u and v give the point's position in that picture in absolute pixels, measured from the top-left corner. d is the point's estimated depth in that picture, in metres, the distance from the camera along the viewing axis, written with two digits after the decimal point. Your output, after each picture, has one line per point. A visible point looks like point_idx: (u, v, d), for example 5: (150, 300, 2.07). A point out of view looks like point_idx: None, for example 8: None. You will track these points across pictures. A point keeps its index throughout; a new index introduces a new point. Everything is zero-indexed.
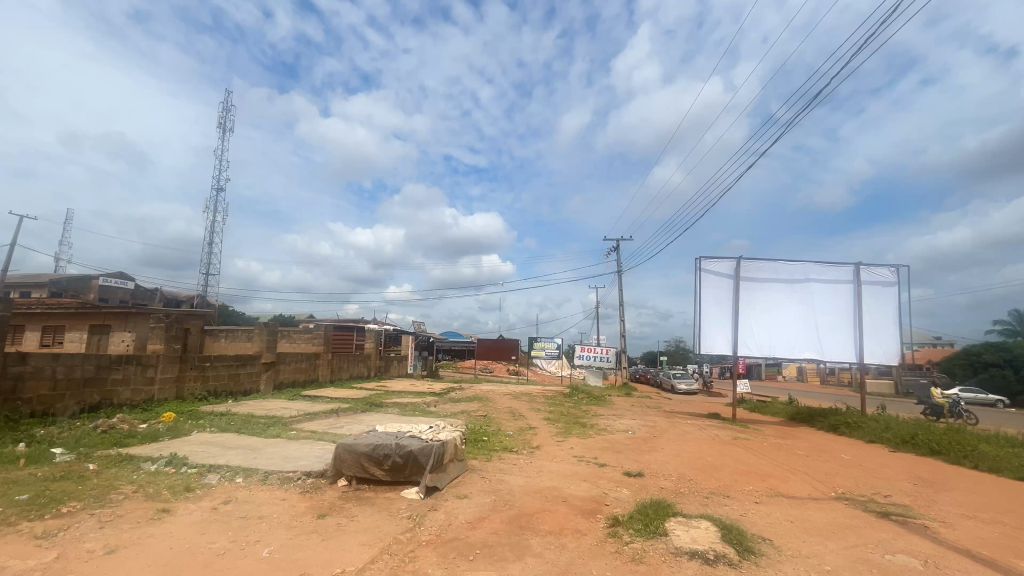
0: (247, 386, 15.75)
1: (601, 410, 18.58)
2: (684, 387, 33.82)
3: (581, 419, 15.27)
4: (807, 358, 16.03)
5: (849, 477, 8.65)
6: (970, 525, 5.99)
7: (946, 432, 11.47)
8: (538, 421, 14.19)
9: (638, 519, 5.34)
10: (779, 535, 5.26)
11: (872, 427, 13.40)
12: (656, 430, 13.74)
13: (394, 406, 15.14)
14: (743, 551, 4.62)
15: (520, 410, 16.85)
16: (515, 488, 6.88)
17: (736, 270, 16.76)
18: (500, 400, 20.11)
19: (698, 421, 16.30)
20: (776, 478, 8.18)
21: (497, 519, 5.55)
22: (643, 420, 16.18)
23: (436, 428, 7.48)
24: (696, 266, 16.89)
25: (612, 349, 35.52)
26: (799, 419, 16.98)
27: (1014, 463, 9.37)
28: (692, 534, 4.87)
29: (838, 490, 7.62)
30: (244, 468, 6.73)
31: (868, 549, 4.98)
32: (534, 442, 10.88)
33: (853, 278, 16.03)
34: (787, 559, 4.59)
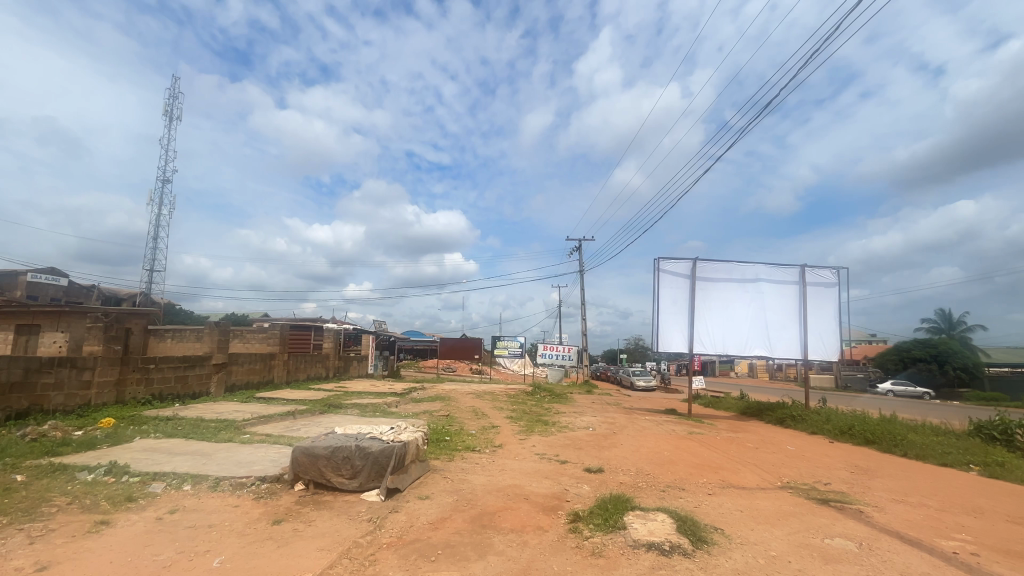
0: (196, 388, 14.99)
1: (563, 408, 18.88)
2: (642, 384, 34.83)
3: (543, 417, 15.45)
4: (757, 355, 16.83)
5: (793, 467, 9.19)
6: (899, 509, 6.49)
7: (879, 422, 12.36)
8: (500, 420, 14.22)
9: (598, 514, 5.48)
10: (729, 525, 5.51)
11: (815, 420, 14.25)
12: (616, 426, 14.09)
13: (353, 408, 14.79)
14: (697, 541, 4.82)
15: (483, 409, 16.82)
16: (477, 487, 6.89)
17: (692, 271, 17.37)
18: (463, 399, 20.09)
19: (655, 417, 16.80)
20: (728, 470, 8.57)
21: (459, 519, 5.54)
22: (603, 417, 16.48)
23: (397, 428, 7.39)
24: (655, 267, 17.39)
25: (574, 347, 36.09)
26: (749, 413, 17.84)
27: (937, 451, 10.21)
28: (649, 526, 5.03)
29: (783, 479, 8.07)
30: (193, 475, 6.42)
31: (810, 534, 5.31)
32: (496, 441, 10.89)
33: (799, 278, 16.96)
34: (737, 546, 4.83)
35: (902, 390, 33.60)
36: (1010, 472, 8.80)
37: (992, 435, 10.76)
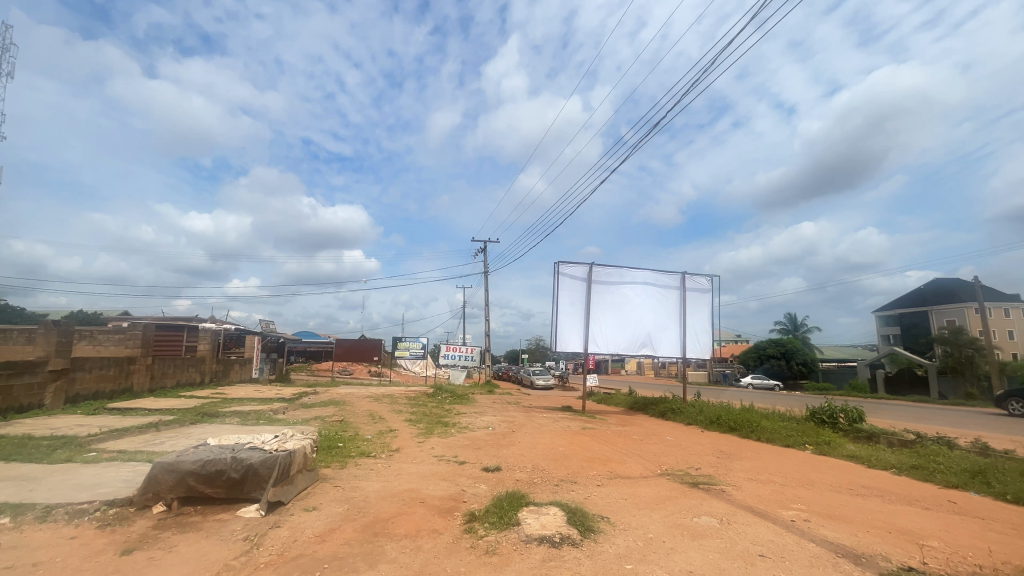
0: (23, 401, 12.48)
1: (463, 409, 18.85)
2: (541, 382, 36.07)
3: (442, 419, 15.27)
4: (644, 354, 18.30)
5: (670, 455, 10.13)
6: (752, 486, 7.49)
7: (740, 412, 14.13)
8: (398, 424, 13.78)
9: (493, 513, 5.56)
10: (614, 513, 5.90)
11: (690, 412, 15.87)
12: (515, 425, 14.41)
13: (232, 416, 13.38)
14: (585, 530, 5.08)
15: (380, 413, 16.15)
16: (371, 494, 6.60)
17: (589, 275, 18.37)
18: (359, 403, 19.15)
19: (552, 414, 17.49)
20: (615, 462, 9.20)
21: (349, 529, 5.26)
22: (503, 416, 16.73)
23: (282, 437, 6.81)
24: (555, 270, 18.11)
25: (477, 348, 36.21)
26: (636, 407, 19.33)
27: (782, 434, 11.94)
28: (541, 520, 5.21)
29: (662, 467, 8.86)
30: (13, 505, 5.32)
31: (681, 515, 5.89)
32: (393, 445, 10.52)
33: (679, 285, 18.78)
34: (620, 533, 5.18)
35: (759, 382, 38.72)
36: (835, 448, 10.56)
37: (822, 418, 12.81)
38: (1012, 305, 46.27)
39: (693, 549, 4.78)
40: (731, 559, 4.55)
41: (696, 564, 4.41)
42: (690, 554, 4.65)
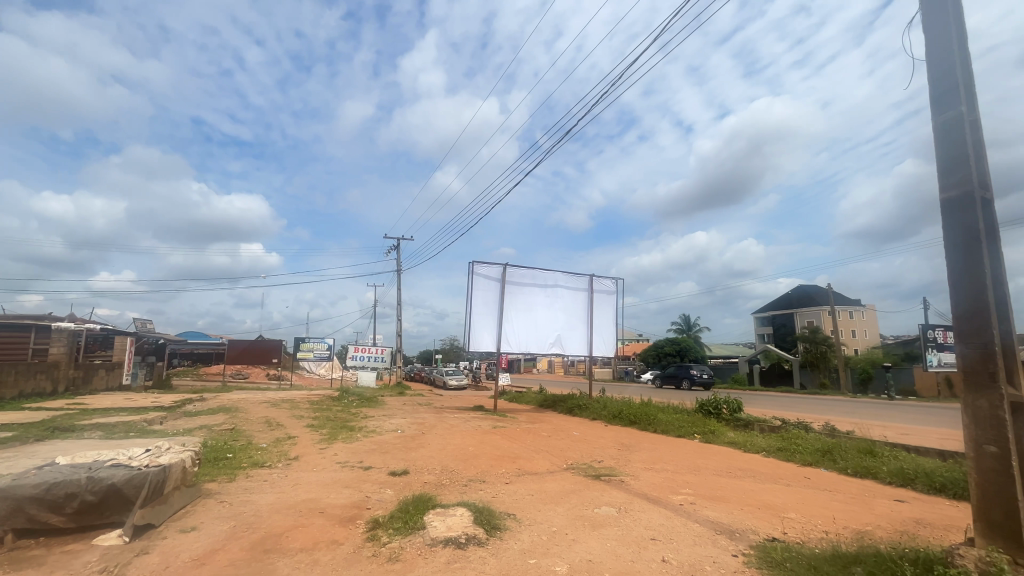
0: None
1: (371, 412, 18.12)
2: (454, 382, 35.86)
3: (348, 423, 14.54)
4: (553, 353, 18.95)
5: (575, 449, 10.57)
6: (648, 474, 8.06)
7: (640, 406, 15.15)
8: (298, 430, 12.86)
9: (398, 518, 5.40)
10: (520, 509, 6.00)
11: (595, 407, 16.70)
12: (425, 426, 14.15)
13: (94, 429, 11.58)
14: (490, 529, 5.11)
15: (278, 419, 14.98)
16: (263, 508, 6.07)
17: (502, 275, 18.58)
18: (254, 409, 17.62)
19: (463, 414, 17.42)
20: (524, 459, 9.39)
21: (236, 547, 4.80)
22: (413, 418, 16.35)
23: (154, 450, 6.02)
24: (469, 269, 18.04)
25: (388, 348, 34.97)
26: (545, 404, 19.95)
27: (675, 425, 13.01)
28: (447, 522, 5.14)
29: (568, 461, 9.22)
30: None
31: (585, 506, 6.15)
32: (291, 453, 9.80)
33: (587, 286, 19.70)
34: (525, 528, 5.27)
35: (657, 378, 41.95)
36: (718, 436, 11.72)
37: (708, 409, 14.16)
38: (855, 309, 54.85)
39: (593, 538, 5.01)
40: (627, 545, 4.84)
41: (595, 553, 4.62)
42: (590, 543, 4.86)
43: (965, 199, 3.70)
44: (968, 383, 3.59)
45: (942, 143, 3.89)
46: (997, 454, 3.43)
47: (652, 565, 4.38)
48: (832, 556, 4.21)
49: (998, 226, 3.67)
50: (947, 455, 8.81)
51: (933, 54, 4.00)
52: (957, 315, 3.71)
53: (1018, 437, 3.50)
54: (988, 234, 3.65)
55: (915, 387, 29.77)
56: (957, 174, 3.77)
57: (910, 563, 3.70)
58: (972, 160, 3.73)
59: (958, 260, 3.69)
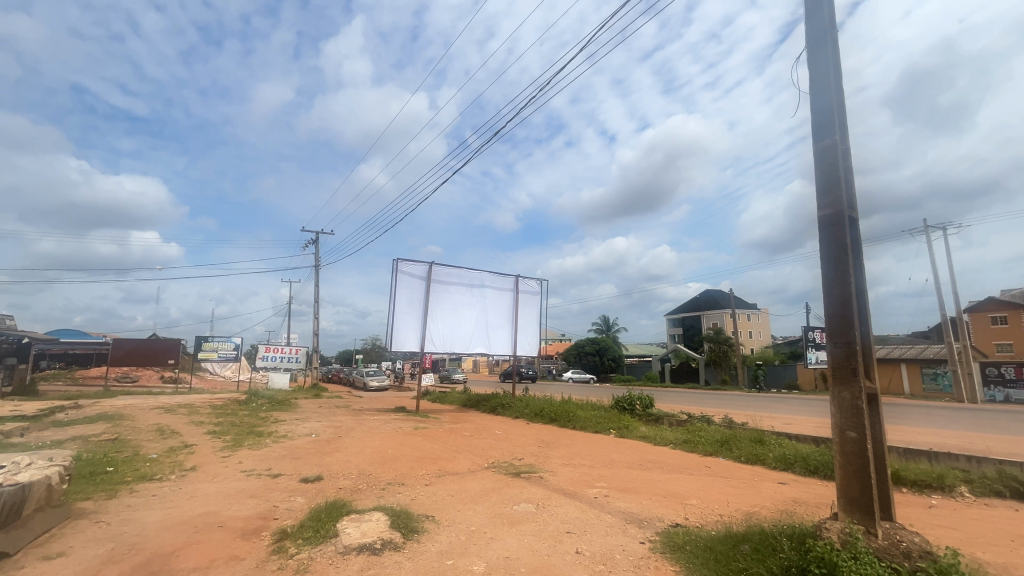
0: None
1: (283, 415, 16.98)
2: (376, 382, 34.67)
3: (255, 428, 13.49)
4: (478, 352, 18.97)
5: (496, 448, 10.67)
6: (565, 470, 8.34)
7: (560, 404, 15.64)
8: (196, 438, 11.71)
9: (309, 527, 5.12)
10: (440, 510, 5.94)
11: (518, 406, 16.97)
12: (342, 430, 13.53)
13: None
14: (408, 532, 5.01)
15: (172, 427, 13.53)
16: (150, 525, 5.46)
17: (428, 274, 18.25)
18: (143, 416, 15.77)
19: (383, 416, 16.88)
20: (445, 459, 9.30)
21: (115, 572, 4.28)
22: (329, 421, 15.57)
23: (10, 467, 5.18)
24: (394, 267, 17.49)
25: (303, 348, 32.94)
26: (468, 404, 19.92)
27: (593, 422, 13.58)
28: (363, 528, 4.95)
29: (489, 460, 9.28)
30: None
31: (504, 504, 6.24)
32: (187, 463, 8.90)
33: (512, 287, 19.95)
34: (443, 530, 5.23)
35: (578, 377, 43.50)
36: (631, 431, 12.40)
37: (623, 405, 14.93)
38: (751, 312, 60.74)
39: (511, 535, 5.08)
40: (543, 539, 4.96)
41: (513, 549, 4.69)
42: (507, 540, 4.93)
43: (836, 218, 4.23)
44: (836, 377, 4.11)
45: (820, 167, 4.41)
46: (857, 438, 3.95)
47: (567, 557, 4.53)
48: (725, 537, 4.61)
49: (860, 242, 4.25)
50: (819, 441, 10.09)
51: (816, 88, 4.53)
52: (828, 318, 4.24)
53: (871, 423, 4.07)
54: (854, 249, 4.20)
55: (798, 382, 33.57)
56: (830, 195, 4.31)
57: (787, 538, 4.16)
58: (841, 183, 4.27)
59: (830, 272, 4.23)
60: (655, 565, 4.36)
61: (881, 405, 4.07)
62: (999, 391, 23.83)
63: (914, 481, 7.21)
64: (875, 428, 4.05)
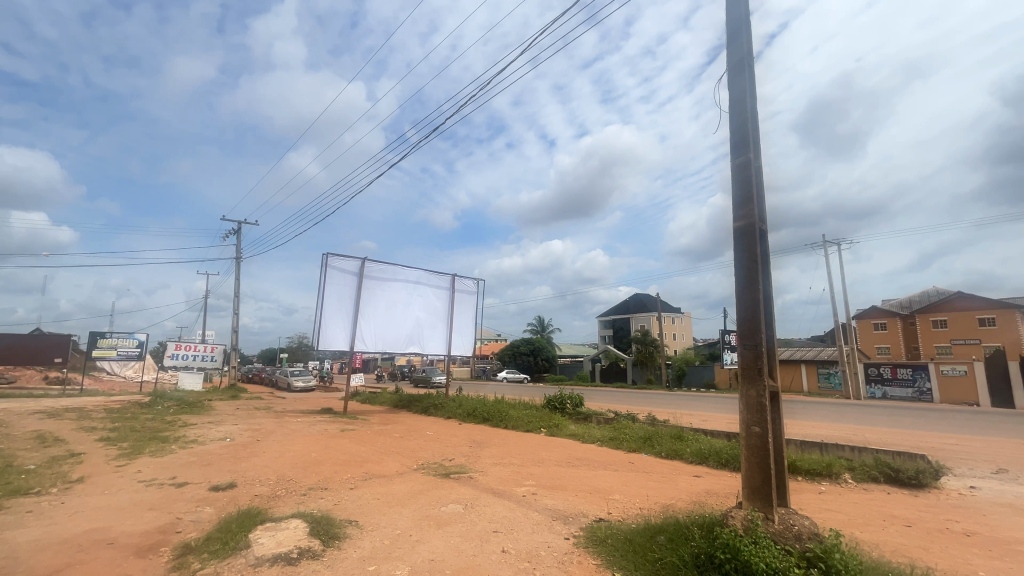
0: None
1: (193, 418, 15.64)
2: (301, 383, 32.92)
3: (159, 433, 12.30)
4: (411, 352, 18.57)
5: (426, 449, 10.51)
6: (496, 469, 8.36)
7: (492, 403, 15.68)
8: (86, 445, 10.47)
9: (216, 539, 4.76)
10: (364, 515, 5.74)
11: (450, 406, 16.82)
12: (260, 433, 12.70)
13: None
14: (328, 539, 4.79)
15: (57, 433, 12.00)
16: (22, 547, 4.80)
17: (360, 270, 17.58)
18: (21, 421, 13.87)
19: (308, 418, 16.04)
20: (372, 462, 9.00)
21: None
22: (246, 424, 14.54)
23: None
24: (323, 262, 16.68)
25: (220, 345, 30.54)
26: (400, 405, 19.46)
27: (525, 421, 13.76)
28: (277, 538, 4.66)
29: (418, 462, 9.10)
30: None
31: (433, 506, 6.14)
32: (74, 474, 7.93)
33: (448, 286, 19.72)
34: (366, 535, 5.05)
35: (512, 376, 43.92)
36: (561, 429, 12.70)
37: (554, 405, 15.26)
38: (675, 315, 64.49)
39: (437, 537, 5.02)
40: (469, 540, 4.94)
41: (439, 552, 4.63)
42: (434, 542, 4.86)
43: (748, 230, 4.58)
44: (744, 376, 4.46)
45: (736, 182, 4.76)
46: (760, 433, 4.31)
47: (493, 556, 4.54)
48: (644, 529, 4.85)
49: (768, 253, 4.63)
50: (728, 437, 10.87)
51: (735, 109, 4.88)
52: (740, 322, 4.58)
53: (772, 419, 4.45)
54: (762, 259, 4.57)
55: (715, 381, 36.12)
56: (745, 208, 4.65)
57: (698, 527, 4.45)
58: (754, 199, 4.64)
59: (742, 280, 4.57)
60: (578, 560, 4.49)
61: (782, 403, 4.46)
62: (878, 389, 26.93)
63: (807, 470, 7.99)
64: (776, 424, 4.43)
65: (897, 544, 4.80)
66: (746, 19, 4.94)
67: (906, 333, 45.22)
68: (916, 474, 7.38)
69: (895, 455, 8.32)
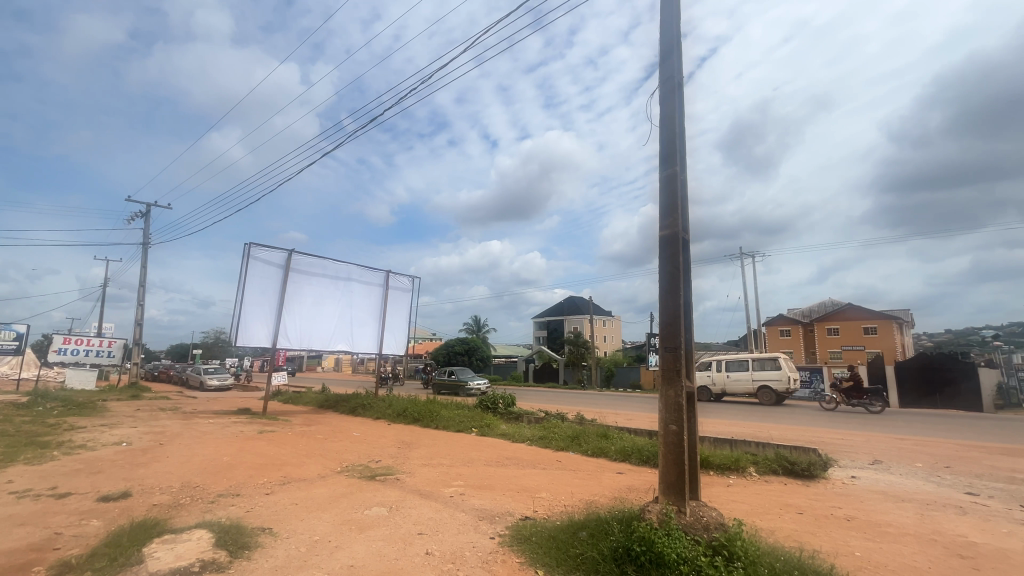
0: None
1: (84, 421, 13.97)
2: (215, 382, 30.48)
3: (38, 438, 10.84)
4: (339, 350, 17.80)
5: (352, 450, 10.12)
6: (424, 470, 8.23)
7: (423, 403, 15.42)
8: None
9: (102, 556, 4.27)
10: (279, 522, 5.40)
11: (380, 406, 16.32)
12: (164, 436, 11.60)
13: None
14: (236, 550, 4.46)
15: None
16: None
17: (286, 262, 16.59)
18: None
19: (220, 419, 14.87)
20: (291, 465, 8.50)
21: None
22: (148, 426, 13.22)
23: None
24: (246, 252, 15.55)
25: (119, 339, 27.52)
26: (325, 405, 18.59)
27: (456, 421, 13.66)
28: (177, 551, 4.26)
29: (342, 464, 8.74)
30: None
31: (355, 510, 5.90)
32: None
33: (382, 283, 19.13)
34: (281, 543, 4.75)
35: None
36: (492, 429, 12.73)
37: (486, 405, 15.28)
38: (606, 318, 67.08)
39: (358, 542, 4.83)
40: (393, 543, 4.81)
41: (358, 557, 4.46)
42: (354, 548, 4.68)
43: (673, 239, 4.84)
44: (664, 376, 4.70)
45: (664, 193, 5.01)
46: (677, 431, 4.57)
47: (415, 559, 4.45)
48: (567, 526, 4.97)
49: (689, 262, 4.92)
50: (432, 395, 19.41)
51: (665, 123, 5.14)
52: (662, 326, 4.83)
53: (688, 419, 4.73)
54: (684, 266, 4.85)
55: (641, 381, 37.97)
56: (670, 217, 4.91)
57: (617, 522, 4.63)
58: (677, 210, 4.91)
59: (665, 286, 4.82)
60: (503, 559, 4.52)
61: (697, 404, 4.75)
62: None
63: (718, 465, 8.60)
64: (691, 423, 4.72)
65: (790, 530, 5.29)
66: (678, 41, 5.22)
67: (806, 339, 50.02)
68: (808, 466, 8.18)
69: (793, 449, 9.18)
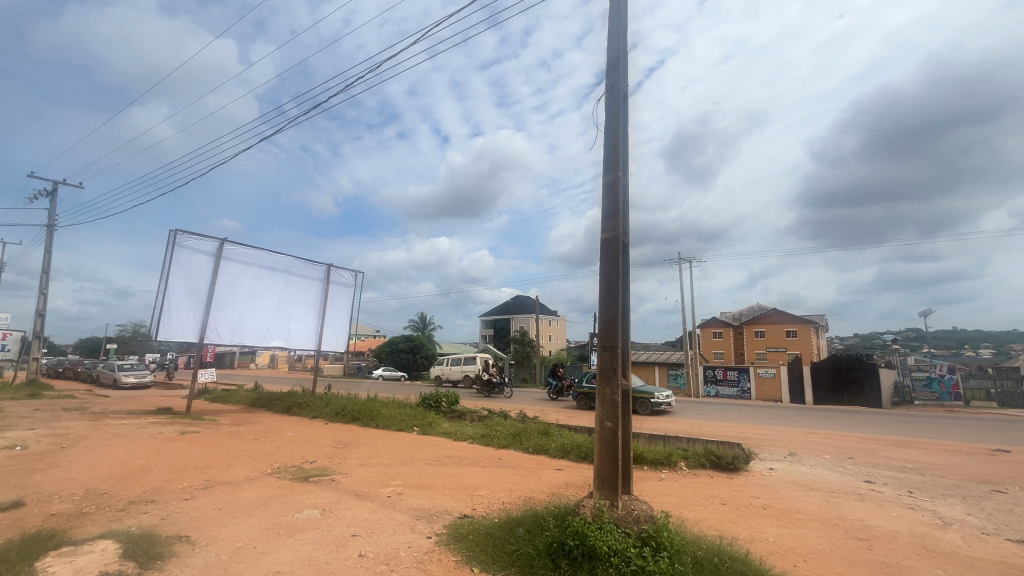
0: None
1: None
2: (132, 380, 28.04)
3: None
4: (273, 346, 16.90)
5: (284, 451, 9.64)
6: (361, 470, 7.98)
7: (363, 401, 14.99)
8: None
9: None
10: (198, 529, 5.06)
11: (316, 405, 15.66)
12: (68, 438, 10.51)
13: None
14: (147, 560, 4.13)
15: None
16: None
17: (217, 252, 15.51)
18: None
19: (136, 420, 13.67)
20: (216, 468, 7.97)
21: None
22: (49, 428, 11.92)
23: None
24: (172, 239, 14.37)
25: (16, 331, 24.64)
26: (256, 405, 17.57)
27: (396, 420, 13.35)
28: (76, 565, 3.88)
29: (273, 466, 8.29)
30: None
31: (284, 513, 5.62)
32: None
33: (324, 277, 18.36)
34: (199, 551, 4.45)
35: (388, 374, 42.56)
36: (433, 428, 12.55)
37: (428, 403, 15.07)
38: (552, 318, 68.09)
39: (286, 547, 4.62)
40: (324, 546, 4.65)
41: (286, 563, 4.26)
42: (281, 553, 4.47)
43: (613, 241, 4.99)
44: (601, 375, 4.85)
45: (607, 197, 5.16)
46: (612, 428, 4.72)
47: (347, 561, 4.33)
48: (504, 523, 5.00)
49: (629, 265, 5.09)
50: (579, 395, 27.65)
51: (610, 129, 5.29)
52: (601, 326, 4.98)
53: (623, 415, 4.91)
54: (622, 269, 5.02)
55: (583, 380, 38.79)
56: (612, 221, 5.06)
57: (553, 517, 4.73)
58: (618, 214, 5.06)
59: (606, 287, 4.96)
60: (438, 558, 4.48)
61: (631, 401, 4.94)
62: (712, 388, 31.44)
63: (652, 460, 8.99)
64: (626, 419, 4.91)
65: (713, 520, 5.63)
66: (624, 52, 5.39)
67: (735, 341, 53.30)
68: (732, 460, 8.73)
69: (719, 444, 9.75)
